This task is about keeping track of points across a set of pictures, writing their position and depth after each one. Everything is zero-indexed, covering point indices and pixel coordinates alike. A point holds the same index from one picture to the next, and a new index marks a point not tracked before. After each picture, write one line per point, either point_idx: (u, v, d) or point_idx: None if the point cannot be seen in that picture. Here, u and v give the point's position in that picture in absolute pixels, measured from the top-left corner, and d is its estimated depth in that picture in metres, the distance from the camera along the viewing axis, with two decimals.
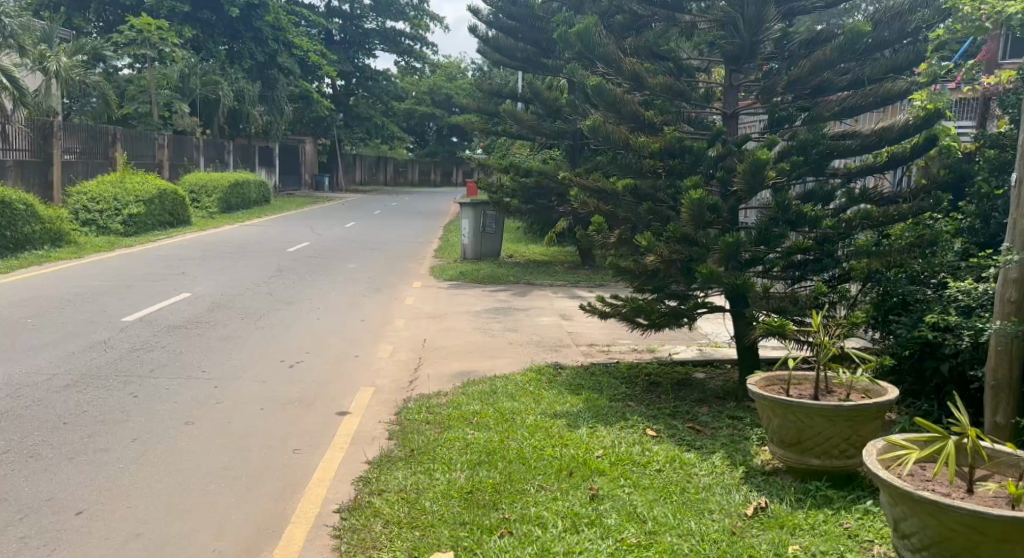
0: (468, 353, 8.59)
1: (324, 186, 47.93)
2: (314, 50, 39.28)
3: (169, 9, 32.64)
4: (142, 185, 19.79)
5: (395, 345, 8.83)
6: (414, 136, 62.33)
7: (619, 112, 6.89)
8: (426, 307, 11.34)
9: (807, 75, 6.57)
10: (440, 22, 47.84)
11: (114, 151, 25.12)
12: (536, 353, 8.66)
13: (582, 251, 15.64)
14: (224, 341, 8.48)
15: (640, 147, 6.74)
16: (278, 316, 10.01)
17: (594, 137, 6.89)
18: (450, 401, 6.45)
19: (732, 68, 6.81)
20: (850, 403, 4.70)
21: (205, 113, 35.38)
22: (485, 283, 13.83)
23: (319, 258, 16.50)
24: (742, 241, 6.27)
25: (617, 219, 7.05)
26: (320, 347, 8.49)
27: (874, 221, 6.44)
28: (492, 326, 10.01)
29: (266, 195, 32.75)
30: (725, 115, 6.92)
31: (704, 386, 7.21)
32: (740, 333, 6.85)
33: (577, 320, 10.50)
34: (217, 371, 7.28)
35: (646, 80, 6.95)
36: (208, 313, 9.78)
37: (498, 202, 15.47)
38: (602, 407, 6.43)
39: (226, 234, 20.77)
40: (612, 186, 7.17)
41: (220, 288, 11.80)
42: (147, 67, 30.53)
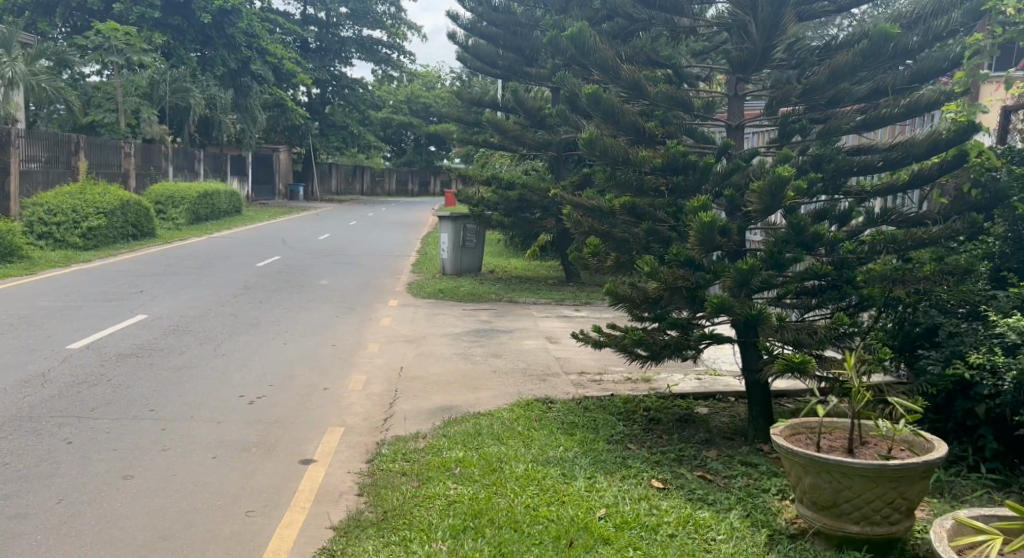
0: (448, 383, 7.88)
1: (299, 196, 47.05)
2: (288, 58, 38.50)
3: (138, 15, 31.74)
4: (103, 196, 18.91)
5: (369, 374, 8.09)
6: (391, 145, 61.61)
7: (617, 123, 6.22)
8: (402, 329, 10.62)
9: (826, 84, 5.94)
10: (417, 31, 47.27)
11: (76, 160, 24.19)
12: (522, 383, 7.97)
13: (566, 266, 14.99)
14: (178, 373, 7.73)
15: (639, 162, 6.08)
16: (240, 341, 9.25)
17: (589, 152, 6.22)
18: (428, 446, 5.76)
19: (741, 76, 6.24)
20: (893, 461, 4.06)
21: (175, 121, 34.48)
22: (465, 300, 13.13)
23: (289, 274, 15.72)
24: (756, 267, 5.61)
25: (613, 240, 6.40)
26: (285, 378, 7.75)
27: (899, 246, 5.81)
28: (474, 352, 9.31)
29: (238, 205, 31.88)
30: (730, 127, 6.34)
31: (709, 424, 6.58)
32: (749, 367, 6.21)
33: (564, 345, 9.83)
34: (166, 409, 6.53)
35: (646, 88, 6.29)
36: (163, 340, 9.00)
37: (479, 216, 14.81)
38: (600, 453, 5.75)
39: (194, 247, 19.92)
40: (606, 204, 6.49)
41: (180, 309, 11.02)
42: (114, 74, 29.64)
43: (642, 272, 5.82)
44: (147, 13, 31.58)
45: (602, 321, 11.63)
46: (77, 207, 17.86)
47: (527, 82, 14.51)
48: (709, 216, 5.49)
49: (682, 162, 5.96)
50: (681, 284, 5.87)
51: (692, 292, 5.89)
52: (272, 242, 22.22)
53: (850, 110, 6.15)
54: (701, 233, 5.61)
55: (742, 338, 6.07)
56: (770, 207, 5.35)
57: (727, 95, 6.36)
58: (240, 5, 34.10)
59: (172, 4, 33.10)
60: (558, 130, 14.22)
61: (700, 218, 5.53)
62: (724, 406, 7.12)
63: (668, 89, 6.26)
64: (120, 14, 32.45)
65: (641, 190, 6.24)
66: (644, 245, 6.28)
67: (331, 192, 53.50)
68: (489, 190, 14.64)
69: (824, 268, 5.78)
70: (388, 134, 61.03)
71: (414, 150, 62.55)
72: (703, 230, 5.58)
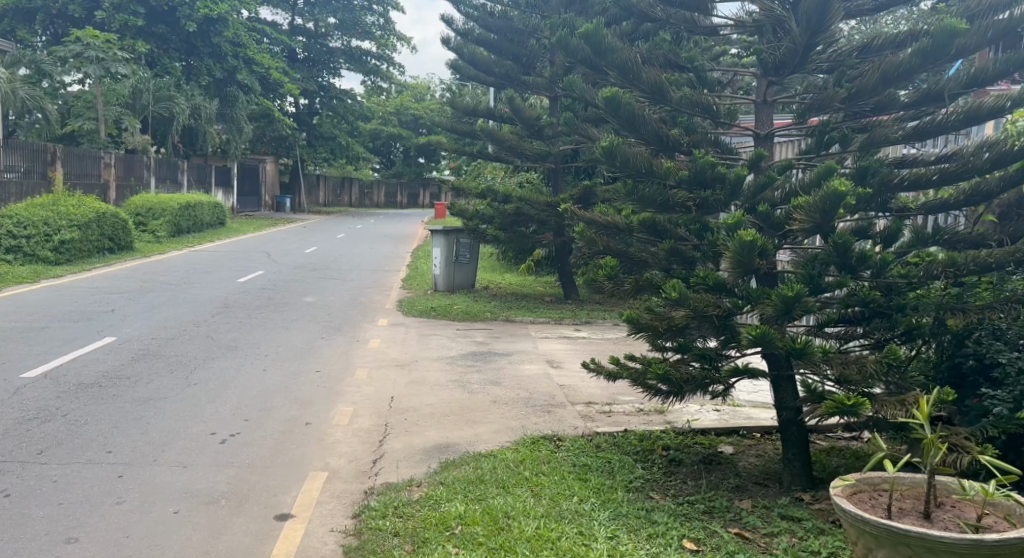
0: (444, 416, 7.17)
1: (285, 208, 46.27)
2: (276, 67, 37.79)
3: (121, 23, 30.92)
4: (78, 208, 18.25)
5: (356, 406, 7.36)
6: (379, 156, 60.99)
7: (637, 131, 5.45)
8: (393, 352, 9.91)
9: (875, 88, 5.30)
10: (408, 43, 46.75)
11: (53, 171, 23.43)
12: (526, 414, 7.27)
13: (564, 283, 14.31)
14: (144, 405, 6.99)
15: (663, 174, 5.40)
16: (215, 368, 8.51)
17: (608, 163, 5.48)
18: (424, 497, 5.06)
19: (773, 79, 5.61)
20: (987, 535, 3.38)
21: (158, 131, 33.68)
22: (459, 319, 12.42)
23: (272, 290, 14.98)
24: (804, 294, 4.90)
25: (629, 259, 5.74)
26: (263, 411, 7.01)
27: (958, 271, 5.13)
28: (470, 378, 8.60)
29: (222, 217, 31.06)
30: (758, 137, 5.68)
31: (737, 466, 5.90)
32: (782, 403, 5.52)
33: (567, 370, 9.12)
34: (125, 451, 5.80)
35: (669, 92, 5.58)
36: (130, 367, 8.25)
37: (473, 230, 14.14)
38: (619, 504, 5.05)
39: (174, 261, 19.16)
40: (623, 220, 5.80)
41: (152, 331, 10.27)
42: (94, 83, 28.86)
43: (668, 299, 5.13)
44: (131, 20, 30.79)
45: (605, 342, 10.94)
46: (50, 220, 17.11)
47: (524, 90, 13.87)
48: (751, 234, 4.75)
49: (712, 172, 5.26)
50: (712, 311, 5.17)
51: (723, 321, 5.19)
52: (255, 256, 21.45)
53: (895, 120, 5.53)
54: (739, 255, 4.90)
55: (776, 371, 5.38)
56: (822, 225, 4.67)
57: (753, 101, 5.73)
58: (226, 14, 33.38)
59: (156, 12, 32.31)
60: (557, 141, 13.55)
61: (738, 236, 4.79)
62: (750, 444, 6.43)
63: (693, 94, 5.58)
64: (102, 21, 31.64)
65: (665, 204, 5.56)
66: (667, 266, 5.60)
67: (318, 203, 52.81)
68: (483, 203, 13.97)
69: (871, 294, 5.14)
70: (377, 146, 60.49)
71: (402, 162, 62.22)
72: (742, 252, 4.86)
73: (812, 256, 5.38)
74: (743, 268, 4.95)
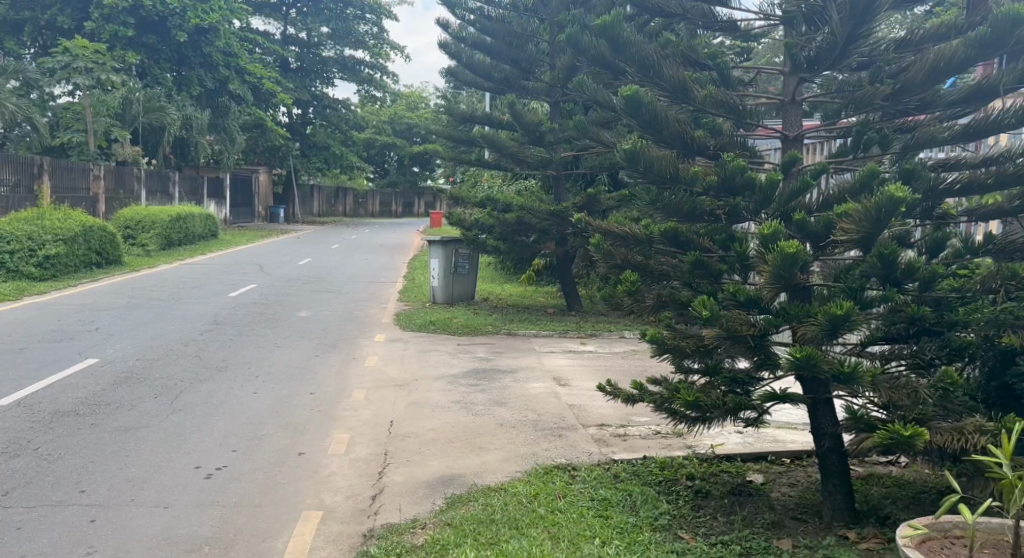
0: (447, 442, 6.66)
1: (279, 218, 45.76)
2: (268, 77, 37.34)
3: (111, 33, 30.42)
4: (64, 222, 17.77)
5: (354, 432, 6.85)
6: (373, 166, 60.52)
7: (659, 133, 4.96)
8: (390, 370, 9.41)
9: (922, 84, 4.84)
10: (401, 52, 46.47)
11: (40, 184, 22.95)
12: (535, 439, 6.78)
13: (567, 293, 13.83)
14: (122, 435, 6.49)
15: (689, 179, 4.92)
16: (202, 392, 8.01)
17: (630, 167, 4.98)
18: (430, 541, 4.56)
19: (805, 75, 5.17)
20: None
21: (148, 142, 33.17)
22: (459, 333, 11.91)
23: (264, 304, 14.46)
24: (856, 313, 4.31)
25: (648, 273, 5.28)
26: (252, 440, 6.50)
27: (1017, 283, 4.66)
28: (473, 398, 8.10)
29: (213, 228, 30.53)
30: (787, 139, 5.23)
31: (769, 498, 5.41)
32: (821, 430, 5.03)
33: (575, 388, 8.63)
34: (100, 490, 5.29)
35: (692, 91, 5.08)
36: (111, 392, 7.73)
37: (473, 240, 13.64)
38: (646, 546, 4.54)
39: (162, 275, 18.64)
40: (641, 230, 5.32)
41: (137, 351, 9.77)
42: (83, 95, 28.35)
43: (699, 318, 4.67)
44: (121, 31, 30.28)
45: (613, 357, 10.45)
46: (34, 234, 16.63)
47: (524, 96, 13.42)
48: (795, 245, 4.19)
49: (744, 177, 4.76)
50: (746, 331, 4.66)
51: (758, 342, 4.67)
52: (247, 269, 20.93)
53: (938, 119, 5.08)
54: (781, 270, 4.32)
55: (814, 396, 4.88)
56: (874, 233, 4.20)
57: (780, 101, 5.28)
58: (218, 23, 32.95)
59: (147, 22, 31.83)
60: (558, 147, 13.08)
61: (781, 247, 4.22)
62: (780, 471, 5.94)
63: (718, 92, 5.06)
64: (92, 32, 31.16)
65: (691, 213, 5.05)
66: (690, 279, 5.10)
67: (313, 213, 52.30)
68: (483, 212, 13.48)
69: (919, 310, 4.67)
70: (371, 155, 60.10)
71: (397, 171, 60.91)
72: (784, 264, 4.27)
73: (846, 268, 4.88)
74: (782, 285, 4.40)
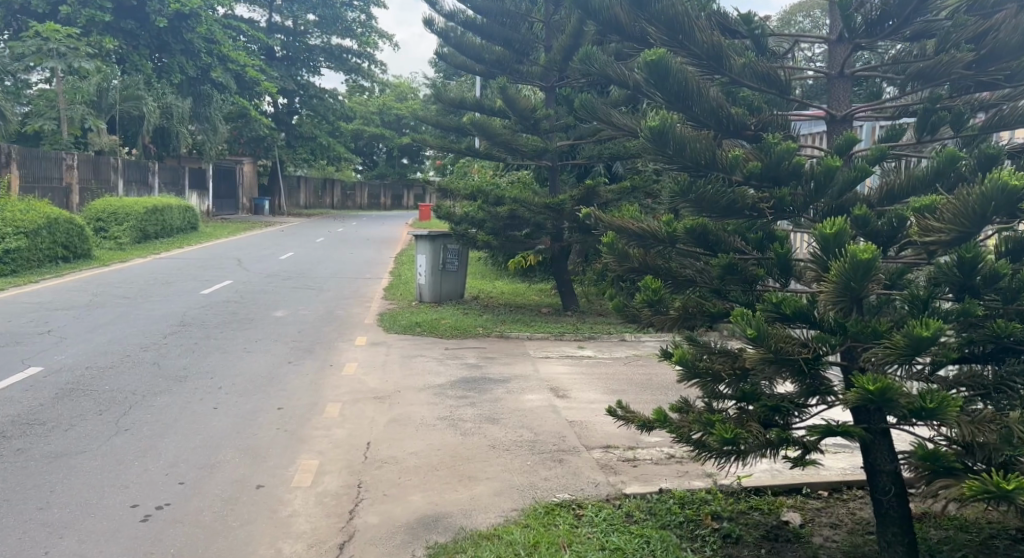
0: (433, 469, 5.78)
1: (264, 210, 44.74)
2: (252, 65, 36.22)
3: (87, 18, 29.41)
4: (26, 214, 17.16)
5: (324, 457, 5.99)
6: (361, 157, 59.55)
7: (689, 106, 4.03)
8: (371, 379, 8.54)
9: (1016, 48, 4.04)
10: (389, 40, 45.42)
11: (8, 174, 22.15)
12: (532, 464, 5.92)
13: (563, 292, 12.96)
14: (51, 466, 5.68)
15: (728, 165, 3.97)
16: (154, 408, 7.20)
17: (657, 148, 3.99)
18: None
19: (864, 42, 4.37)
20: None
21: (126, 131, 32.09)
22: (447, 335, 11.03)
23: (238, 303, 13.60)
24: (944, 333, 3.33)
25: (670, 278, 4.43)
26: (203, 469, 5.67)
27: None
28: (462, 414, 7.23)
29: (193, 220, 29.45)
30: (834, 120, 4.37)
31: (811, 545, 4.53)
32: (875, 467, 4.12)
33: (576, 400, 7.79)
34: (7, 542, 4.45)
35: (729, 58, 4.20)
36: (50, 413, 6.89)
37: (461, 235, 12.74)
38: None
39: (133, 270, 17.78)
40: (661, 227, 4.42)
41: (89, 360, 8.95)
42: (56, 81, 27.21)
43: (740, 337, 3.68)
44: (98, 16, 29.27)
45: (615, 363, 9.57)
46: None
47: (518, 80, 12.47)
48: (873, 250, 3.29)
49: (792, 163, 3.88)
50: (798, 354, 3.72)
51: (811, 366, 3.75)
52: (225, 263, 20.03)
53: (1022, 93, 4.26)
54: (848, 279, 3.40)
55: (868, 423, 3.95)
56: (971, 229, 3.37)
57: (825, 75, 4.44)
58: (199, 9, 31.82)
59: (124, 7, 30.81)
60: (553, 136, 12.20)
61: (853, 250, 3.32)
62: (817, 508, 5.03)
63: (759, 61, 4.20)
64: (67, 18, 30.13)
65: (730, 208, 4.01)
66: (719, 284, 4.29)
67: (300, 205, 51.22)
68: (473, 205, 12.59)
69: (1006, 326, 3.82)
70: (359, 145, 59.06)
71: (386, 163, 60.31)
72: (855, 270, 3.36)
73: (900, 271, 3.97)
74: (846, 298, 3.49)
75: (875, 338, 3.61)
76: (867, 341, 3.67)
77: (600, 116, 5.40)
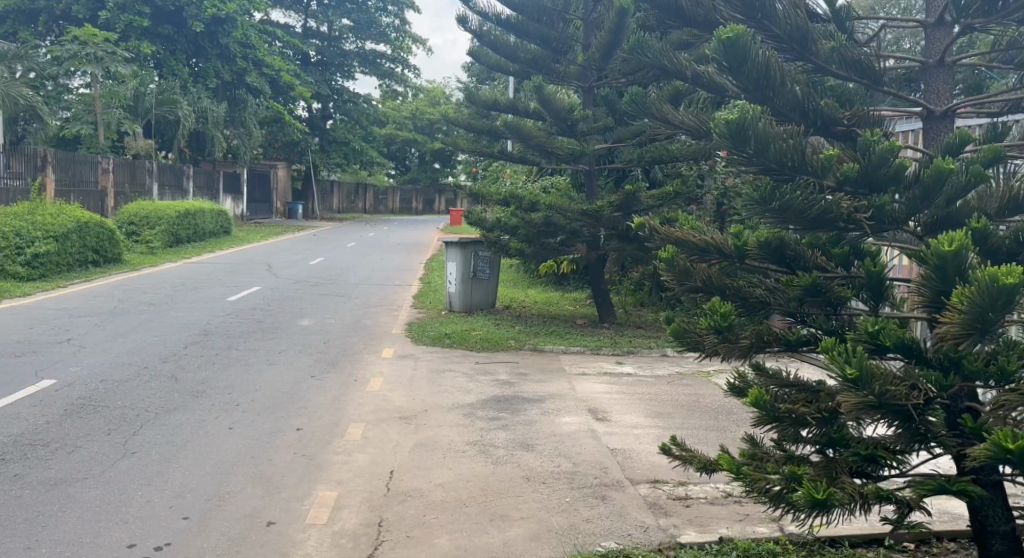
0: (461, 506, 5.18)
1: (297, 215, 44.60)
2: (287, 70, 36.02)
3: (126, 23, 29.37)
4: (56, 218, 16.91)
5: (344, 489, 5.43)
6: (394, 162, 59.38)
7: (771, 95, 3.47)
8: (396, 396, 7.99)
9: None
10: (423, 45, 45.14)
11: (42, 177, 22.00)
12: (572, 500, 5.30)
13: (600, 303, 12.31)
14: (47, 495, 5.18)
15: (819, 167, 3.34)
16: (165, 427, 6.70)
17: (735, 144, 3.34)
18: None
19: (978, 23, 3.70)
20: None
21: (161, 135, 32.01)
22: (478, 348, 10.46)
23: (263, 311, 13.15)
24: None
25: (739, 301, 3.81)
26: (210, 501, 5.14)
27: None
28: (494, 438, 6.65)
29: (225, 225, 29.21)
30: (931, 116, 3.72)
31: None
32: (988, 527, 3.46)
33: (617, 424, 7.17)
34: None
35: (816, 42, 3.62)
36: (54, 433, 6.41)
37: (494, 242, 12.13)
38: None
39: (162, 276, 17.48)
40: (729, 241, 3.81)
41: (104, 372, 8.52)
42: (93, 86, 27.11)
43: (838, 379, 3.02)
44: (136, 20, 29.22)
45: (657, 382, 8.93)
46: (22, 231, 15.77)
47: (555, 81, 11.88)
48: (1014, 276, 2.65)
49: (896, 166, 3.25)
50: (906, 401, 3.07)
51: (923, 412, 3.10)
52: (255, 268, 19.67)
53: None
54: (977, 311, 2.75)
55: (977, 474, 3.30)
56: None
57: (922, 64, 3.79)
58: (235, 13, 31.67)
59: (162, 12, 30.73)
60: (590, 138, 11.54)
61: (989, 274, 2.69)
62: None
63: (850, 46, 3.65)
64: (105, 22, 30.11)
65: (818, 220, 3.38)
66: (796, 307, 3.69)
67: (333, 210, 51.07)
68: (506, 211, 11.99)
69: None
70: (392, 151, 58.85)
71: (417, 168, 59.75)
72: (990, 299, 2.71)
73: None
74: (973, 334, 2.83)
75: (1003, 379, 2.96)
76: (987, 381, 3.04)
77: (654, 112, 4.73)
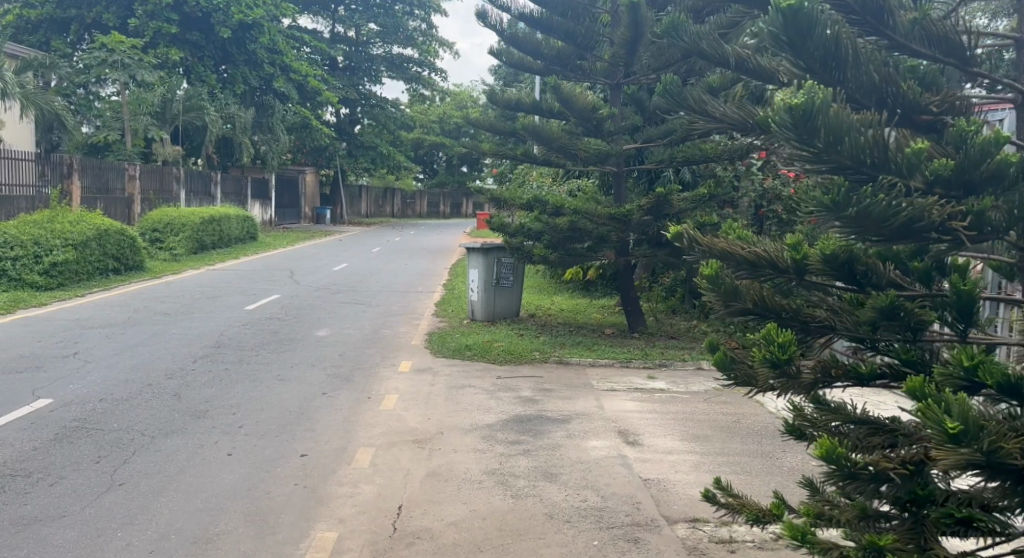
0: (476, 551, 4.59)
1: (324, 220, 44.36)
2: (315, 75, 35.71)
3: (154, 30, 29.15)
4: (75, 226, 16.62)
5: (346, 530, 4.87)
6: (422, 166, 59.05)
7: (843, 75, 2.92)
8: (411, 416, 7.43)
9: None
10: (450, 49, 44.66)
11: (67, 184, 21.77)
12: (600, 543, 4.70)
13: (629, 311, 11.69)
14: (17, 537, 4.67)
15: (905, 166, 2.75)
16: (159, 454, 6.20)
17: (800, 137, 2.75)
18: None
19: None
20: None
21: (189, 141, 31.82)
22: (500, 361, 9.87)
23: (279, 321, 12.68)
24: None
25: (799, 326, 3.20)
26: (196, 545, 4.61)
27: None
28: (515, 466, 6.07)
29: (251, 231, 28.97)
30: None
31: None
32: None
33: (649, 449, 6.55)
34: None
35: (895, 14, 3.05)
36: (37, 462, 5.92)
37: (517, 248, 11.52)
38: None
39: (181, 283, 17.12)
40: (786, 254, 3.20)
41: (104, 390, 8.07)
42: (120, 93, 26.93)
43: (933, 433, 2.39)
44: (164, 27, 29.00)
45: (693, 399, 8.28)
46: (40, 240, 15.46)
47: (579, 77, 11.39)
48: None
49: (1000, 162, 2.66)
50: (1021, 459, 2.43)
51: None
52: (277, 275, 19.26)
53: None
54: None
55: None
56: None
57: (1016, 40, 3.13)
58: (262, 19, 31.36)
59: (190, 18, 30.50)
60: (618, 137, 11.11)
61: None
62: None
63: (934, 19, 3.08)
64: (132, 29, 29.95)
65: (901, 232, 2.76)
66: (868, 333, 3.07)
67: (360, 215, 50.80)
68: (531, 215, 11.39)
69: None
70: (419, 155, 58.53)
71: (445, 170, 59.10)
72: None
73: None
74: None
75: None
76: None
77: (690, 104, 4.13)
